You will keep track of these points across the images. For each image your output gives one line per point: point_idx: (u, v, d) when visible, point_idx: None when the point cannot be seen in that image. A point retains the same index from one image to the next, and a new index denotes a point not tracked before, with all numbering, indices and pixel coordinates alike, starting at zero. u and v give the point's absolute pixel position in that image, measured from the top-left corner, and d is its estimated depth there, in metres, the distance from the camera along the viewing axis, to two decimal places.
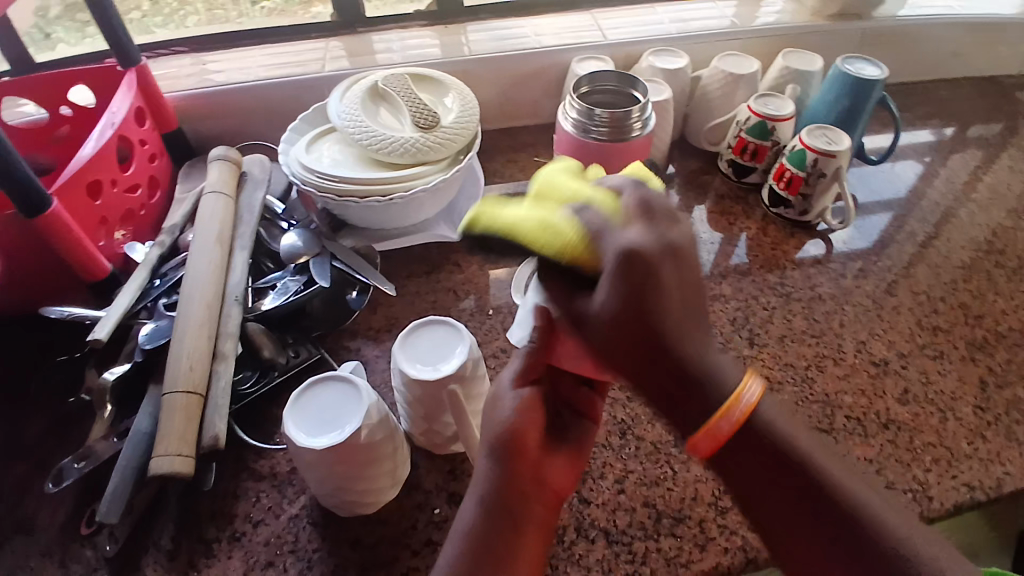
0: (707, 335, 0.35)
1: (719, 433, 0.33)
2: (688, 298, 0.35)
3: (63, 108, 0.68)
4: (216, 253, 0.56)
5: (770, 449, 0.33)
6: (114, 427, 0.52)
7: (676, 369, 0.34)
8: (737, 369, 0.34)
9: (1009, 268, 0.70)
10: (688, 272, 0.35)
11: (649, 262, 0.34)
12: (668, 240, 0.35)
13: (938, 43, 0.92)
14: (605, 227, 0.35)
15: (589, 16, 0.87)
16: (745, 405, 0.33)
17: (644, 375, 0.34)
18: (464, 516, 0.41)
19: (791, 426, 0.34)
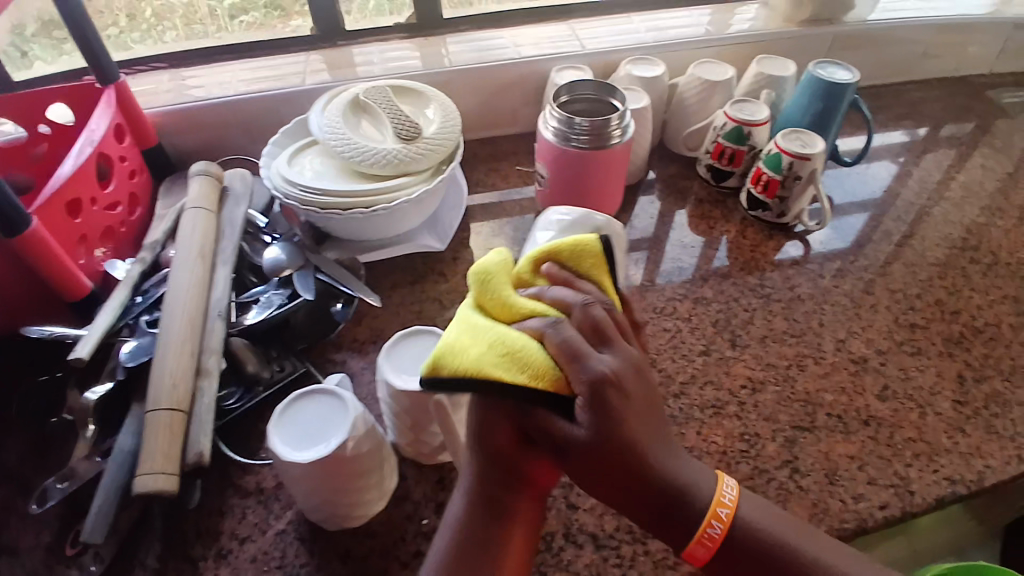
0: (676, 450, 0.41)
1: (710, 539, 0.39)
2: (656, 421, 0.40)
3: (42, 126, 0.67)
4: (198, 268, 0.56)
5: (752, 543, 0.39)
6: (97, 446, 0.52)
7: (659, 486, 0.39)
8: (708, 476, 0.41)
9: (984, 264, 0.72)
10: (652, 394, 0.40)
11: (620, 389, 0.39)
12: (630, 361, 0.40)
13: (908, 45, 0.95)
14: (574, 351, 0.38)
15: (566, 26, 0.88)
16: (726, 512, 0.39)
17: (634, 498, 0.39)
18: (453, 507, 0.43)
19: (766, 516, 0.41)
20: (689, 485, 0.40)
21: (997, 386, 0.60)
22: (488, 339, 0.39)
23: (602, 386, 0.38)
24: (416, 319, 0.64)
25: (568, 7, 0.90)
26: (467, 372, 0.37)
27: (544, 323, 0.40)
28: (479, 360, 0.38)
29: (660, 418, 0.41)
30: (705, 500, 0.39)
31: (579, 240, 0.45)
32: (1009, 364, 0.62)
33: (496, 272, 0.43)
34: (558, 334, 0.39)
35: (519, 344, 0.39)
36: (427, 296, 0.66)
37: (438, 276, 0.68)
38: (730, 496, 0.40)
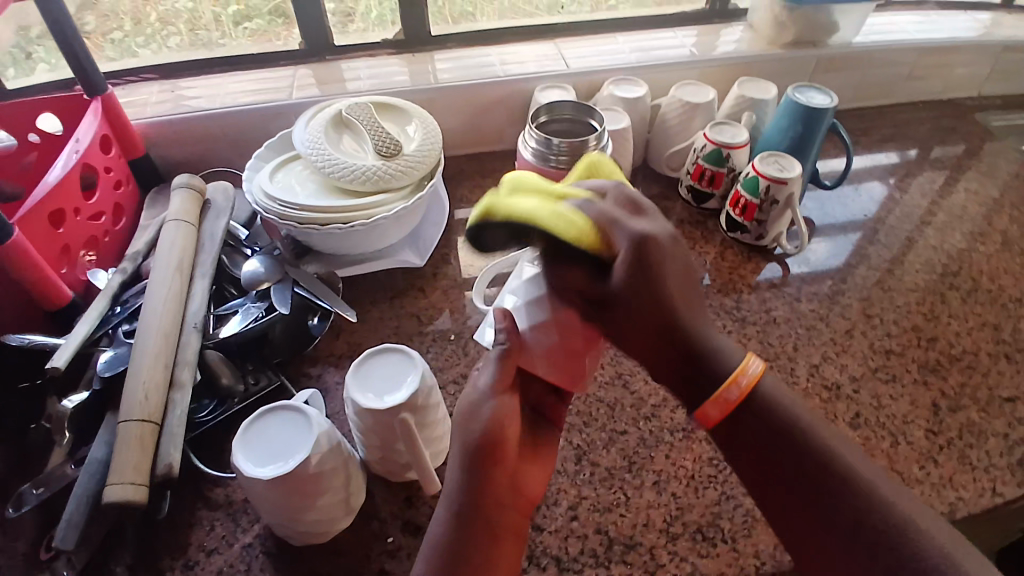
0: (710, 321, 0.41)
1: (727, 401, 0.39)
2: (689, 290, 0.41)
3: (31, 136, 0.68)
4: (175, 281, 0.57)
5: (771, 414, 0.38)
6: (71, 455, 0.52)
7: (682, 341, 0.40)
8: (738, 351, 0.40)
9: (963, 290, 0.72)
10: (688, 267, 0.42)
11: (659, 250, 0.40)
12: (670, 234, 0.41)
13: (893, 68, 0.95)
14: (613, 218, 0.40)
15: (553, 46, 0.89)
16: (750, 375, 0.39)
17: (660, 349, 0.41)
18: (434, 527, 0.43)
19: (790, 400, 0.39)
20: (715, 352, 0.40)
21: (973, 416, 0.60)
22: (540, 197, 0.40)
23: (644, 248, 0.39)
24: (394, 334, 0.65)
25: (555, 27, 0.91)
26: (521, 215, 0.38)
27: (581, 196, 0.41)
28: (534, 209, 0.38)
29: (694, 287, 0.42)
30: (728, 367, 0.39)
31: (592, 159, 0.48)
32: (985, 393, 0.62)
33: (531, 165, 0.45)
34: (593, 207, 0.40)
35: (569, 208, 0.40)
36: (405, 312, 0.67)
37: (417, 292, 0.69)
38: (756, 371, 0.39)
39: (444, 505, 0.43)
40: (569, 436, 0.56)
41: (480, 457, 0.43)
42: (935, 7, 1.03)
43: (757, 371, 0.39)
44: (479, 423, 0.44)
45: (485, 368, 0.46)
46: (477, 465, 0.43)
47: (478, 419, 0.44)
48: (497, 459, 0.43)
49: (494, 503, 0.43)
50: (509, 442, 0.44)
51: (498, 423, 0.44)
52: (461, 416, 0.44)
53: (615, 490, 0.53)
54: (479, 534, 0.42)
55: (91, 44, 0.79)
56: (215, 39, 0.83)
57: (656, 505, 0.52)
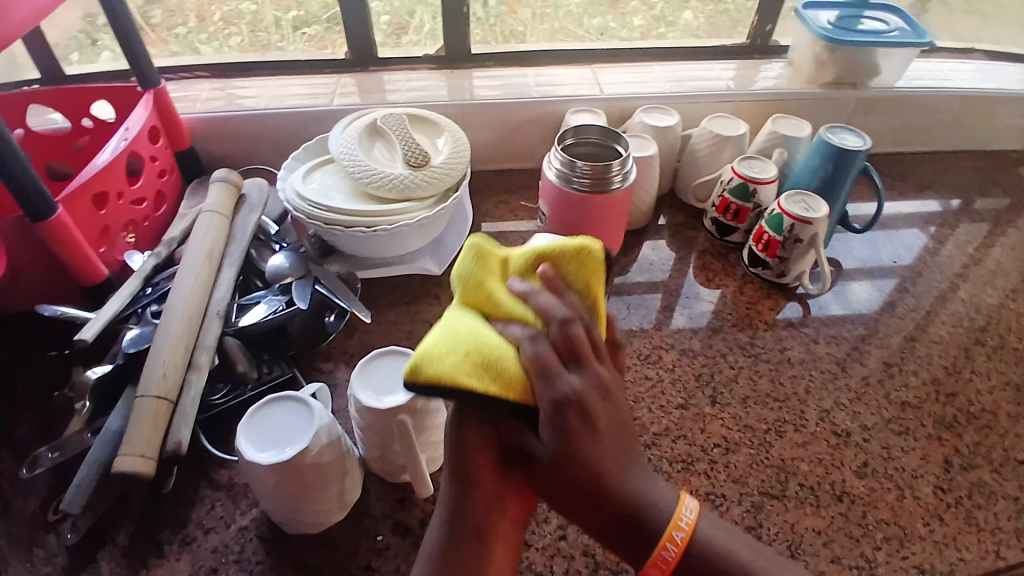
0: (637, 462, 0.41)
1: (665, 561, 0.40)
2: (619, 436, 0.41)
3: (85, 120, 0.73)
4: (203, 269, 0.59)
5: (706, 560, 0.41)
6: (90, 424, 0.55)
7: (620, 503, 0.40)
8: (666, 495, 0.41)
9: (988, 346, 0.70)
10: (616, 412, 0.41)
11: (586, 413, 0.39)
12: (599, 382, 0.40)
13: (935, 114, 0.94)
14: (548, 368, 0.39)
15: (589, 71, 0.91)
16: (681, 531, 0.40)
17: (590, 512, 0.40)
18: (431, 536, 0.43)
19: (723, 536, 0.42)
20: (648, 503, 0.40)
21: (985, 476, 0.58)
22: (466, 342, 0.40)
23: (567, 409, 0.39)
24: (406, 338, 0.66)
25: (593, 51, 0.93)
26: (444, 376, 0.38)
27: (524, 333, 0.41)
28: (462, 371, 0.38)
29: (621, 436, 0.41)
30: (664, 517, 0.40)
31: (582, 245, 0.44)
32: (1000, 454, 0.60)
33: (480, 272, 0.44)
34: (533, 347, 0.40)
35: (500, 354, 0.40)
36: (419, 317, 0.68)
37: (433, 299, 0.70)
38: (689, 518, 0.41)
39: (438, 517, 0.44)
40: None
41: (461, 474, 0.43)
42: (984, 56, 1.01)
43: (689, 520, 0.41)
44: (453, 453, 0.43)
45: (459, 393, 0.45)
46: (461, 485, 0.43)
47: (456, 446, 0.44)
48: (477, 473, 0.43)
49: (482, 518, 0.43)
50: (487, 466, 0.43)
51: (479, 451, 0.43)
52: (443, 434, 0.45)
53: None
54: (475, 545, 0.42)
55: (155, 36, 0.84)
56: (274, 42, 0.88)
57: None
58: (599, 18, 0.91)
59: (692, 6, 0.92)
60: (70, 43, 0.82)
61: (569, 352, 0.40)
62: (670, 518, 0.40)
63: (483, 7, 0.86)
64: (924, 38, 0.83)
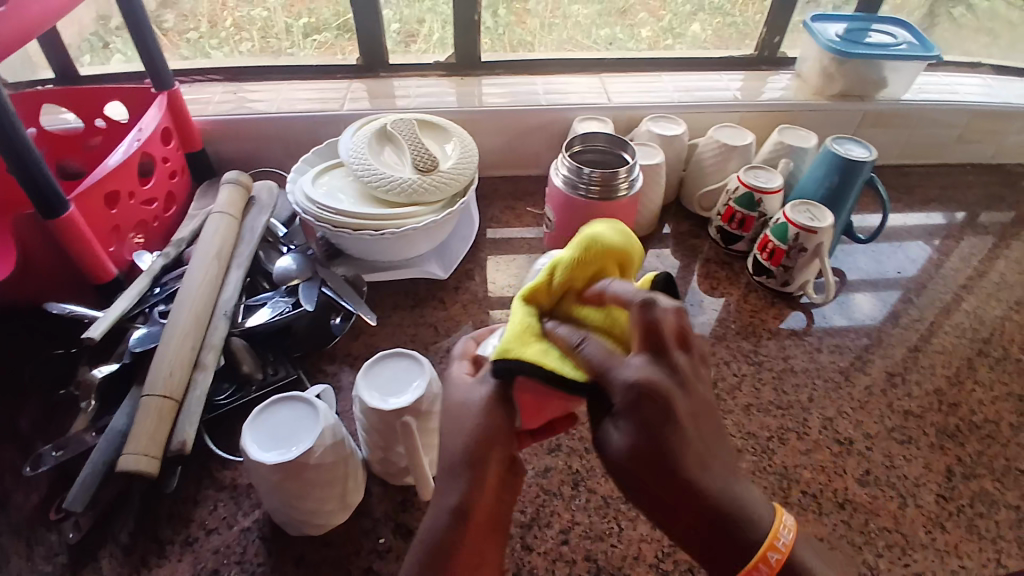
0: (724, 462, 0.39)
1: (772, 562, 0.37)
2: (703, 425, 0.39)
3: (97, 121, 0.74)
4: (212, 269, 0.60)
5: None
6: (94, 422, 0.55)
7: (709, 505, 0.37)
8: (763, 506, 0.38)
9: (992, 357, 0.70)
10: (697, 399, 0.38)
11: (667, 390, 0.37)
12: (663, 370, 0.38)
13: (942, 128, 0.94)
14: (607, 359, 0.39)
15: (597, 80, 0.92)
16: (781, 547, 0.37)
17: (675, 503, 0.37)
18: (430, 529, 0.42)
19: (811, 553, 0.40)
20: (742, 505, 0.38)
21: (987, 485, 0.58)
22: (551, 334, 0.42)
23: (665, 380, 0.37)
24: (410, 341, 0.67)
25: (601, 62, 0.93)
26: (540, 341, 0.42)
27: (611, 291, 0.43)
28: (625, 325, 0.43)
29: (719, 432, 0.39)
30: (763, 530, 0.37)
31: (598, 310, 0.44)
32: (1002, 463, 0.60)
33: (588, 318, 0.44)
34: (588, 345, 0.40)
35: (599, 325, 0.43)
36: (424, 321, 0.69)
37: (437, 302, 0.71)
38: (788, 538, 0.38)
39: (436, 512, 0.42)
40: (570, 461, 0.57)
41: (472, 457, 0.42)
42: (991, 70, 1.02)
43: (786, 544, 0.37)
44: (466, 427, 0.43)
45: (493, 367, 0.44)
46: (468, 472, 0.42)
47: (462, 425, 0.43)
48: (496, 444, 0.43)
49: (491, 510, 0.43)
50: (502, 442, 0.43)
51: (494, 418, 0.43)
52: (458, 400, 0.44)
53: (609, 520, 0.53)
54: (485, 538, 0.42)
55: (168, 41, 0.85)
56: (284, 48, 0.88)
57: (648, 539, 0.52)
58: (607, 29, 0.92)
59: (700, 18, 0.92)
60: (82, 45, 0.83)
61: (641, 420, 0.37)
62: (764, 538, 0.37)
63: (492, 17, 0.87)
64: (932, 52, 0.83)
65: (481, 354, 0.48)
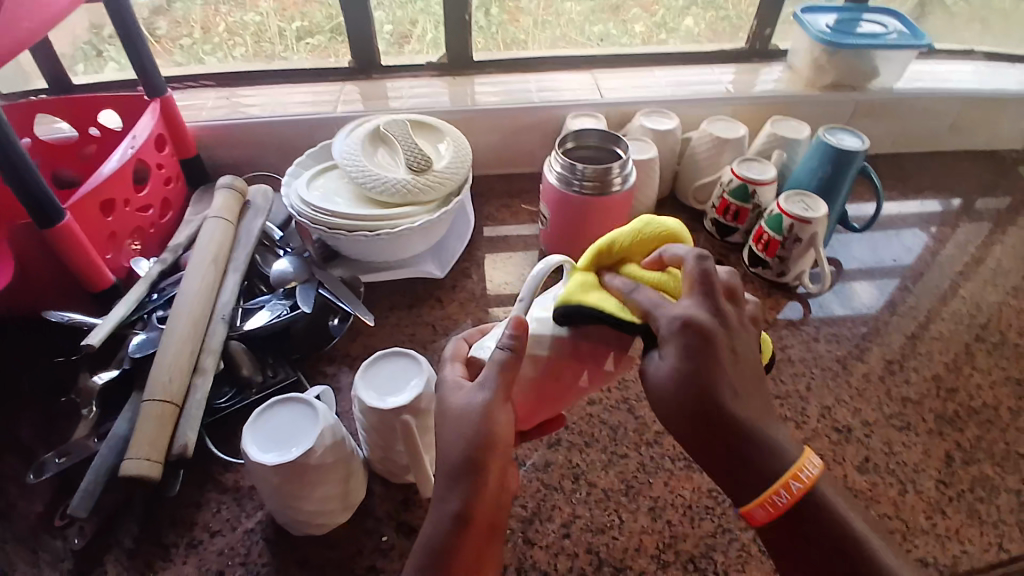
0: (760, 403, 0.43)
1: (793, 493, 0.41)
2: (743, 367, 0.43)
3: (92, 129, 0.75)
4: (209, 274, 0.60)
5: (819, 515, 0.41)
6: (97, 428, 0.55)
7: (742, 431, 0.41)
8: (793, 444, 0.42)
9: (989, 343, 0.70)
10: (737, 343, 0.43)
11: (707, 329, 0.41)
12: (707, 310, 0.42)
13: (935, 115, 0.94)
14: (661, 305, 0.43)
15: (589, 77, 0.92)
16: (805, 478, 0.41)
17: (711, 429, 0.41)
18: (432, 533, 0.42)
19: (837, 496, 0.42)
20: (770, 439, 0.42)
21: (987, 470, 0.58)
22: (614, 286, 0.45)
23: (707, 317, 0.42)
24: (408, 341, 0.67)
25: (593, 58, 0.94)
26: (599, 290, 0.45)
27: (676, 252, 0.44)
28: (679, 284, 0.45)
29: (756, 377, 0.44)
30: (790, 462, 0.41)
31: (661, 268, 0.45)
32: (1001, 448, 0.60)
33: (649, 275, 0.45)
34: (642, 297, 0.43)
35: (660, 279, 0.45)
36: (422, 320, 0.69)
37: (435, 302, 0.71)
38: (811, 474, 0.41)
39: (439, 513, 0.43)
40: (569, 456, 0.57)
41: (470, 463, 0.42)
42: (984, 56, 1.02)
43: (812, 476, 0.41)
44: (465, 435, 0.42)
45: (489, 373, 0.44)
46: (470, 475, 0.42)
47: (461, 432, 0.43)
48: (492, 450, 0.42)
49: (489, 512, 0.43)
50: (501, 448, 0.43)
51: (492, 424, 0.43)
52: (454, 408, 0.44)
53: (610, 513, 0.53)
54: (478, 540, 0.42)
55: (161, 47, 0.85)
56: (277, 52, 0.89)
57: (648, 532, 0.52)
58: (600, 26, 0.92)
59: (693, 13, 0.93)
60: (76, 55, 0.83)
61: (685, 349, 0.41)
62: (792, 468, 0.41)
63: (485, 16, 0.87)
64: (923, 40, 0.83)
65: (475, 355, 0.49)
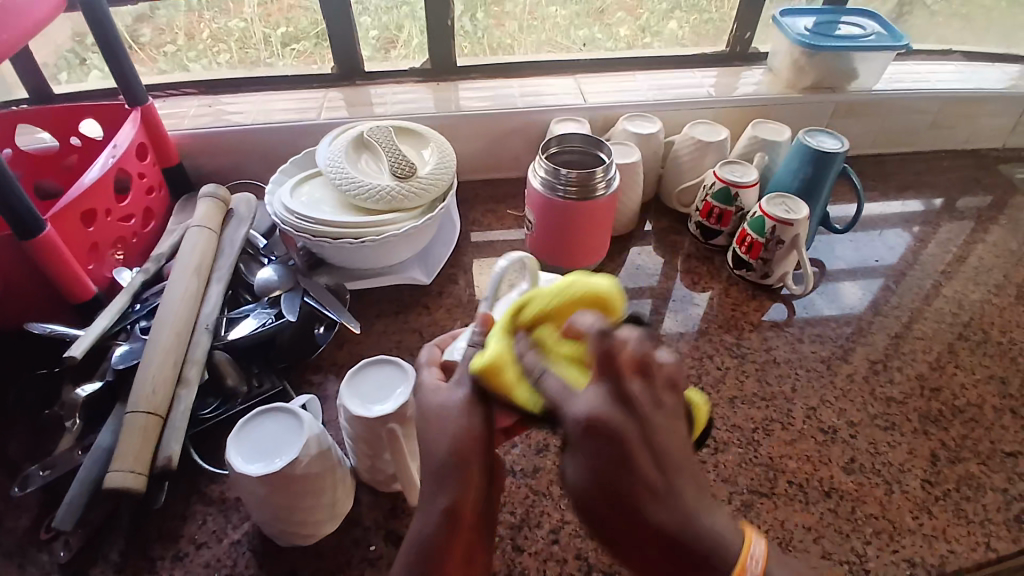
0: (693, 491, 0.36)
1: None
2: (669, 451, 0.36)
3: (73, 139, 0.74)
4: (192, 283, 0.60)
5: None
6: (80, 441, 0.55)
7: (674, 536, 0.35)
8: (735, 533, 0.36)
9: (972, 341, 0.71)
10: (658, 425, 0.36)
11: (618, 422, 0.35)
12: (618, 396, 0.36)
13: (915, 116, 0.96)
14: (567, 394, 0.37)
15: (574, 81, 0.93)
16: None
17: (639, 538, 0.35)
18: (416, 532, 0.42)
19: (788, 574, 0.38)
20: (709, 534, 0.35)
21: (972, 469, 0.59)
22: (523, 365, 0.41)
23: (617, 409, 0.35)
24: (395, 348, 0.67)
25: (577, 63, 0.94)
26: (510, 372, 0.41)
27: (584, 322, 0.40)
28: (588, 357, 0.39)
29: (686, 458, 0.37)
30: (735, 559, 0.35)
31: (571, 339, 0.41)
32: (986, 446, 0.61)
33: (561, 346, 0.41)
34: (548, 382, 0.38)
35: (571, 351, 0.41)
36: (409, 327, 0.69)
37: (422, 308, 0.71)
38: (757, 568, 0.36)
39: (422, 513, 0.42)
40: (557, 461, 0.57)
41: (451, 466, 0.42)
42: (962, 57, 1.03)
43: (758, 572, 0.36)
44: (448, 433, 0.42)
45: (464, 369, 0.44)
46: (458, 480, 0.42)
47: (444, 430, 0.43)
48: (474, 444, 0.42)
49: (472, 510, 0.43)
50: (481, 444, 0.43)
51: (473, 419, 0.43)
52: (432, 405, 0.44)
53: None
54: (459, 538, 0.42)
55: (143, 55, 0.84)
56: (261, 58, 0.88)
57: None
58: (584, 30, 0.93)
59: (676, 16, 0.94)
60: (59, 63, 0.83)
61: (597, 453, 0.35)
62: (738, 566, 0.35)
63: (470, 21, 0.88)
64: (901, 41, 0.84)
65: (448, 359, 0.49)
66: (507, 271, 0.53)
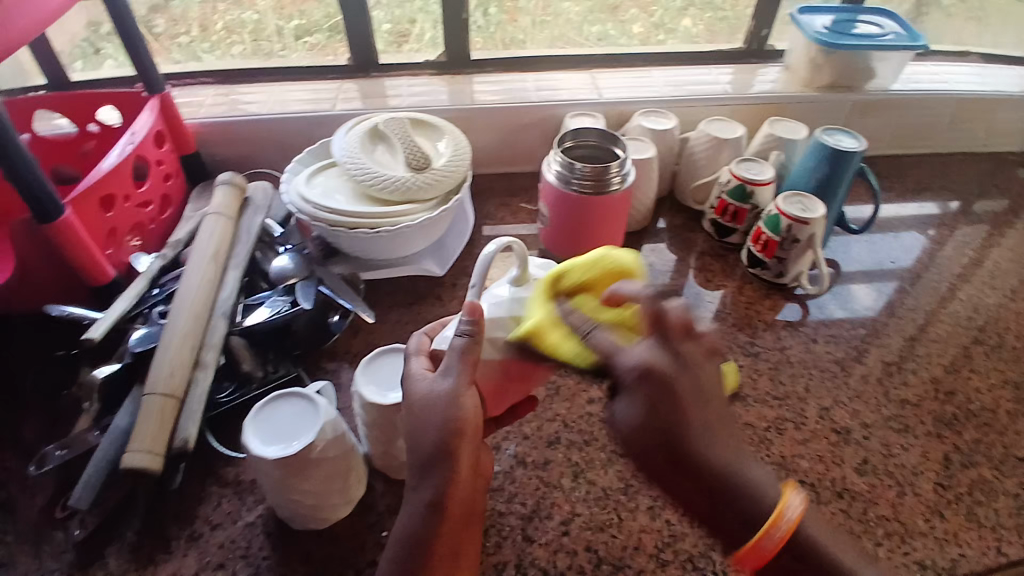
0: (735, 442, 0.41)
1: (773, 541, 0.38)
2: (715, 404, 0.41)
3: (91, 125, 0.75)
4: (209, 270, 0.60)
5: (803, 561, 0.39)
6: (97, 422, 0.55)
7: (715, 473, 0.39)
8: (775, 483, 0.40)
9: (987, 345, 0.71)
10: (705, 378, 0.41)
11: (667, 371, 0.40)
12: (671, 348, 0.41)
13: (931, 117, 0.95)
14: (616, 348, 0.42)
15: (588, 76, 0.93)
16: (787, 523, 0.38)
17: (681, 474, 0.39)
18: (406, 521, 0.43)
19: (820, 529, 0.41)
20: (748, 478, 0.39)
21: (985, 473, 0.59)
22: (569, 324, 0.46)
23: (666, 358, 0.40)
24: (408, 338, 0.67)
25: (592, 57, 0.94)
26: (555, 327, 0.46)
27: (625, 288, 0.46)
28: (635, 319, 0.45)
29: (728, 414, 0.42)
30: (771, 502, 0.39)
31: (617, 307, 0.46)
32: (1000, 451, 0.60)
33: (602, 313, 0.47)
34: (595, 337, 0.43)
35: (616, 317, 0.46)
36: (422, 318, 0.69)
37: (436, 299, 0.71)
38: (793, 516, 0.38)
39: (414, 499, 0.43)
40: (569, 453, 0.57)
41: (441, 453, 0.43)
42: (980, 59, 1.03)
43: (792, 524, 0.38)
44: (437, 421, 0.43)
45: (450, 358, 0.45)
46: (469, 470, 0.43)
47: (434, 418, 0.43)
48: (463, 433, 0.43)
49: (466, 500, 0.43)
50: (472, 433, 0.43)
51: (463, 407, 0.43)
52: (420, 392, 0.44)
53: (609, 511, 0.53)
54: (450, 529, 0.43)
55: (160, 45, 0.85)
56: (276, 50, 0.89)
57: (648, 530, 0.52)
58: (599, 25, 0.93)
59: (691, 13, 0.93)
60: (74, 52, 0.83)
61: (645, 396, 0.40)
62: (773, 509, 0.39)
63: (484, 15, 0.88)
64: (919, 41, 0.84)
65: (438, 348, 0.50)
66: (496, 255, 0.54)
